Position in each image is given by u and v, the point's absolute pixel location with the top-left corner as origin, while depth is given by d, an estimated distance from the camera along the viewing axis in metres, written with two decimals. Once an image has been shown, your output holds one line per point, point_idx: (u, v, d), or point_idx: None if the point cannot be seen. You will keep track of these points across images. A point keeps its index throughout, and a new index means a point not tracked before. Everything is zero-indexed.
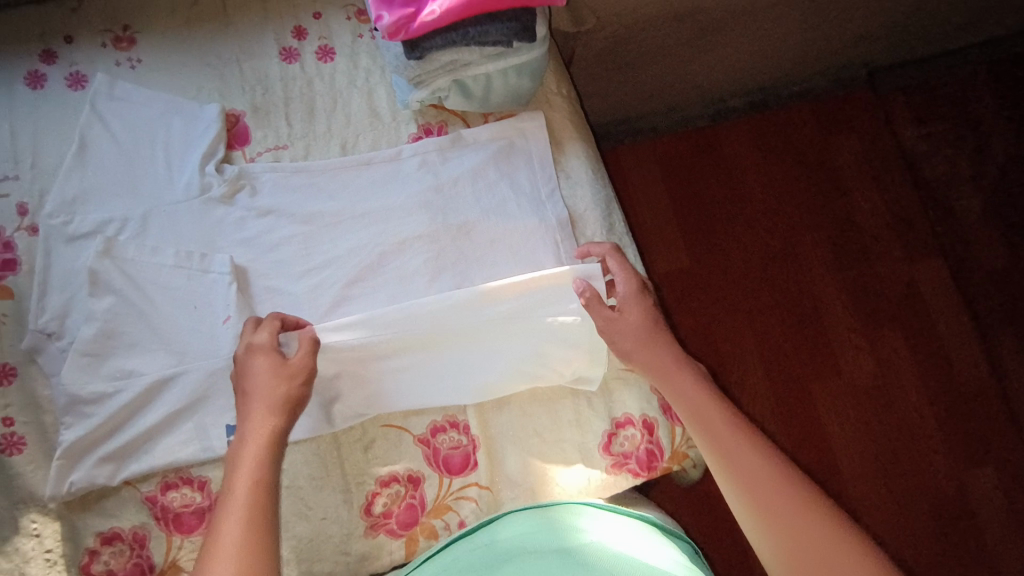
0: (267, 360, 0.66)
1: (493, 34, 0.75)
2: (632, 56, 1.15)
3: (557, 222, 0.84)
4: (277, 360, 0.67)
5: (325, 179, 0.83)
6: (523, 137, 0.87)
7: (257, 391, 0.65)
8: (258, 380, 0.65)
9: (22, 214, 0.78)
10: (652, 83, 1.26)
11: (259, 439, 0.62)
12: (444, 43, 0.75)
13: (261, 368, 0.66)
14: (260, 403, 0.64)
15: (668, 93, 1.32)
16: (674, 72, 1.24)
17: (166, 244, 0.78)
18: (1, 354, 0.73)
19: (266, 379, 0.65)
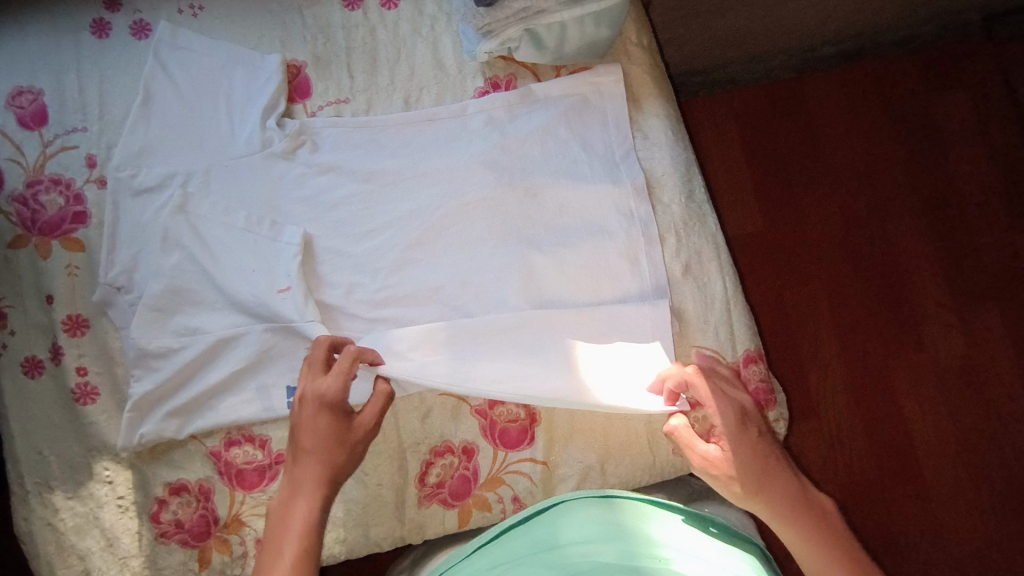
0: (329, 416, 0.63)
1: None
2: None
3: (632, 188, 0.78)
4: (337, 416, 0.63)
5: (387, 136, 0.79)
6: (598, 94, 0.81)
7: (313, 445, 0.62)
8: (318, 432, 0.62)
9: (91, 166, 0.78)
10: (739, 29, 1.14)
11: (306, 503, 0.61)
12: None
13: (320, 423, 0.62)
14: (311, 457, 0.62)
15: (755, 40, 1.20)
16: (765, 19, 1.13)
17: (228, 200, 0.76)
18: (75, 304, 0.75)
19: (324, 434, 0.62)
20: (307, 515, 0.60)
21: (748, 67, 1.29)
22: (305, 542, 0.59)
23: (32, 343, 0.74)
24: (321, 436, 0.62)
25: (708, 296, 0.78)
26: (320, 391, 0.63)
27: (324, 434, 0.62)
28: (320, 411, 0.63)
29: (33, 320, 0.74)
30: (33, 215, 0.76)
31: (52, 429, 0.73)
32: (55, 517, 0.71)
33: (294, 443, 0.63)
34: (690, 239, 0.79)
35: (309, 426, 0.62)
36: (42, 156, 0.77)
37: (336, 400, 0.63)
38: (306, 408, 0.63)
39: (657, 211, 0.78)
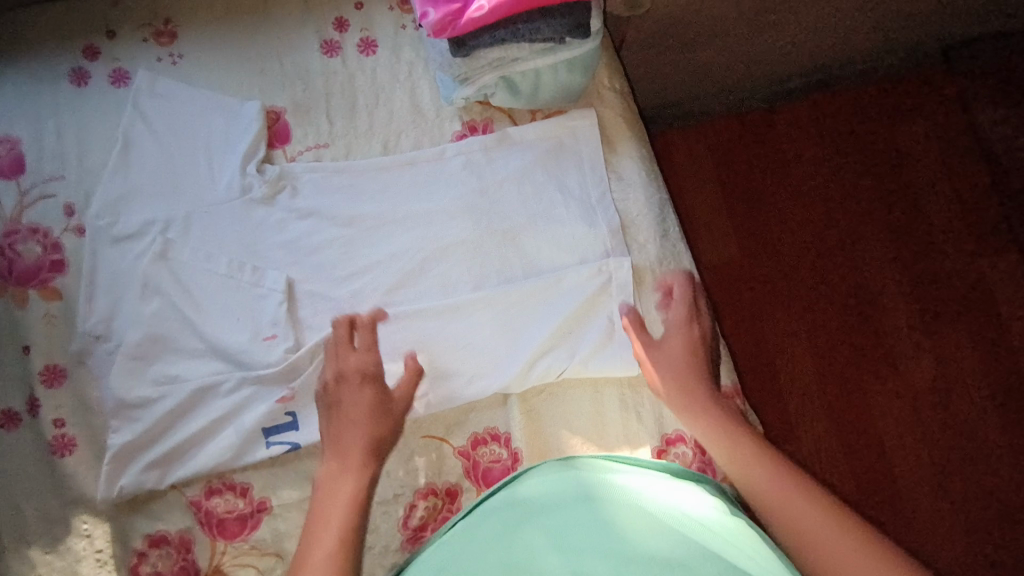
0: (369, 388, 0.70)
1: (545, 32, 0.71)
2: (688, 37, 1.07)
3: (608, 231, 0.79)
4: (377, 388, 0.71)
5: (366, 181, 0.80)
6: (573, 136, 0.82)
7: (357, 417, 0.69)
8: (360, 403, 0.69)
9: (69, 214, 0.78)
10: (708, 65, 1.18)
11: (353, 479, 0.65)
12: (492, 41, 0.72)
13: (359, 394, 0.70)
14: (358, 430, 0.68)
15: (725, 75, 1.23)
16: (732, 57, 1.17)
17: (209, 247, 0.78)
18: (53, 354, 0.75)
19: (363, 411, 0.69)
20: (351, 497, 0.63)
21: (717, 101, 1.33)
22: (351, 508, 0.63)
23: (8, 396, 0.74)
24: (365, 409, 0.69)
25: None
26: (357, 362, 0.72)
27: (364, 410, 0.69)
28: (362, 382, 0.71)
29: (10, 371, 0.74)
30: (10, 264, 0.76)
31: (27, 482, 0.72)
32: (33, 573, 0.70)
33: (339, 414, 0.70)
34: (668, 277, 0.79)
35: (351, 398, 0.70)
36: (19, 205, 0.78)
37: (372, 371, 0.72)
38: (348, 379, 0.71)
39: (632, 250, 0.79)
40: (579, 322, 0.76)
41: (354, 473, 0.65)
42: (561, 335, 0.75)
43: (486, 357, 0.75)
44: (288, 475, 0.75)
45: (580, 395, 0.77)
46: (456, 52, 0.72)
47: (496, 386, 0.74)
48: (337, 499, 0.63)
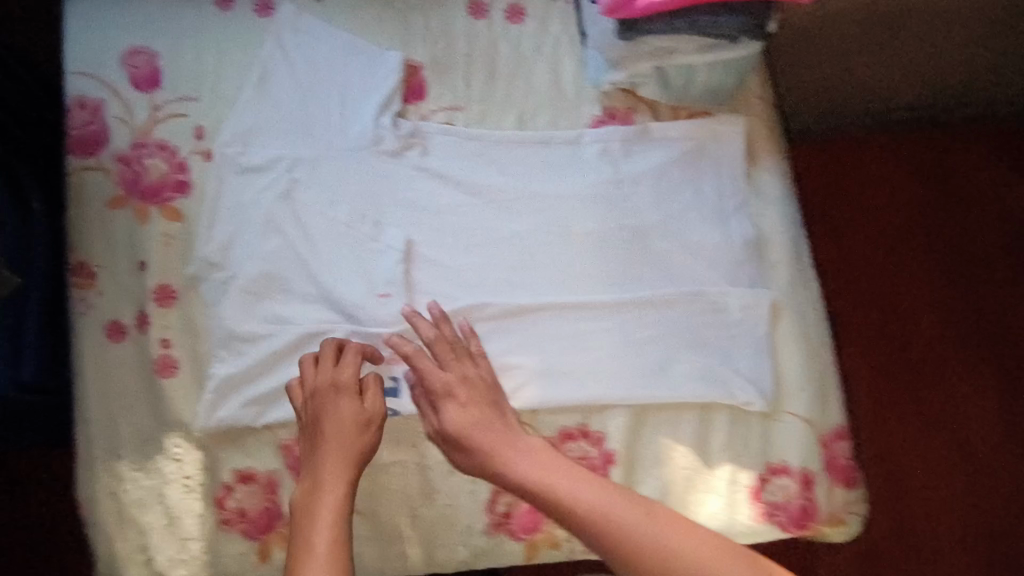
0: (349, 402, 0.68)
1: (723, 27, 0.65)
2: (840, 74, 0.98)
3: (741, 243, 0.77)
4: (357, 401, 0.69)
5: (499, 153, 0.78)
6: (716, 140, 0.79)
7: (328, 429, 0.66)
8: (335, 424, 0.67)
9: (199, 136, 0.77)
10: (848, 107, 1.09)
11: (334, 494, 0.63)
12: (665, 29, 0.66)
13: (343, 412, 0.67)
14: (330, 448, 0.65)
15: (862, 121, 1.14)
16: (874, 101, 1.08)
17: (333, 194, 0.77)
18: (168, 275, 0.75)
19: (338, 422, 0.67)
20: (335, 504, 0.62)
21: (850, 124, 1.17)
22: (339, 542, 0.59)
23: (119, 307, 0.74)
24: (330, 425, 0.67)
25: (811, 363, 0.76)
26: (341, 376, 0.69)
27: (336, 430, 0.67)
28: (344, 398, 0.68)
29: (122, 284, 0.75)
30: (135, 177, 0.76)
31: (128, 397, 0.73)
32: (119, 488, 0.71)
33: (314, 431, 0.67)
34: (795, 299, 0.77)
35: (330, 412, 0.67)
36: (151, 119, 0.77)
37: (354, 387, 0.69)
38: (321, 396, 0.68)
39: (763, 270, 0.77)
40: (704, 346, 0.76)
41: (337, 489, 0.63)
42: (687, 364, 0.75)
43: (603, 356, 0.76)
44: None
45: (690, 407, 0.75)
46: (622, 32, 0.67)
47: (611, 399, 0.75)
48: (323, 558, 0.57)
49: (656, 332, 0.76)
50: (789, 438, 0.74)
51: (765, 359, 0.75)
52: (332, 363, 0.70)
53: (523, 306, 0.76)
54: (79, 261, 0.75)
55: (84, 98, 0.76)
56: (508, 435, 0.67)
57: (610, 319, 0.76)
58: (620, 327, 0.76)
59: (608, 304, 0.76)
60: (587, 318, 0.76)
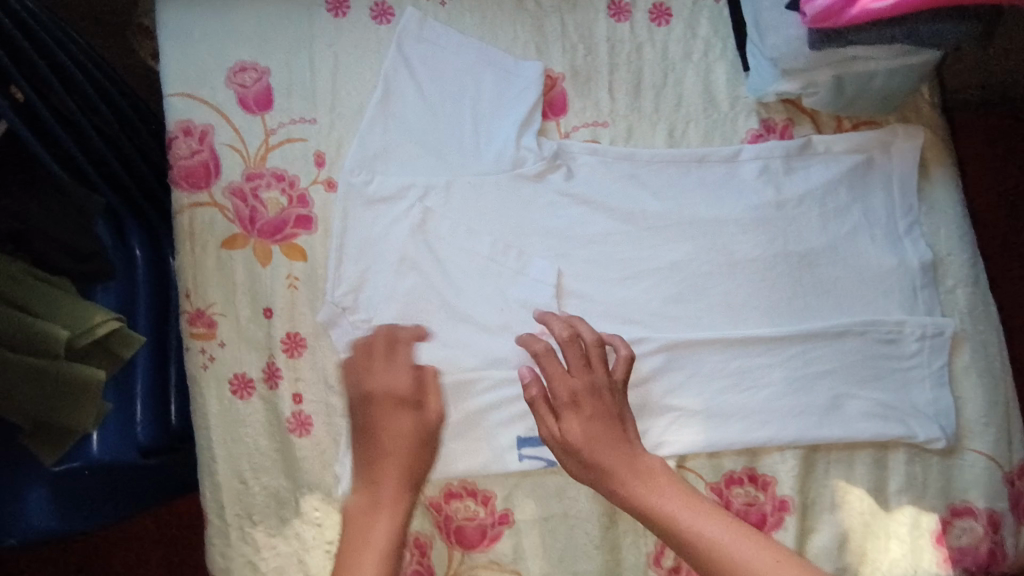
0: (409, 417, 0.60)
1: (946, 37, 0.58)
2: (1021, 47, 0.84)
3: (919, 267, 0.71)
4: (416, 413, 0.61)
5: (650, 174, 0.72)
6: (886, 153, 0.73)
7: (390, 449, 0.59)
8: (391, 417, 0.60)
9: (319, 165, 0.69)
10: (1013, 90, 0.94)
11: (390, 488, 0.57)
12: (877, 39, 0.58)
13: (390, 427, 0.59)
14: (393, 458, 0.58)
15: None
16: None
17: (471, 226, 0.70)
18: (295, 321, 0.68)
19: (407, 441, 0.59)
20: (387, 536, 0.55)
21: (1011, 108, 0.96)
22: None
23: (243, 359, 0.68)
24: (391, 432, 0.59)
25: (994, 395, 0.70)
26: (394, 382, 0.61)
27: (406, 467, 0.58)
28: (401, 409, 0.60)
29: (246, 333, 0.68)
30: (252, 214, 0.68)
31: (259, 457, 0.67)
32: (256, 556, 0.66)
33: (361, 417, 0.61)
34: (977, 327, 0.71)
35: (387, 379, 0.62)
36: (265, 146, 0.69)
37: (410, 395, 0.61)
38: (374, 401, 0.60)
39: (941, 297, 0.71)
40: (880, 379, 0.70)
41: (385, 515, 0.56)
42: (863, 401, 0.69)
43: (773, 396, 0.69)
44: (532, 488, 0.69)
45: (865, 446, 0.70)
46: (824, 43, 0.60)
47: (786, 441, 0.68)
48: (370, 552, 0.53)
49: (829, 367, 0.69)
50: (973, 477, 0.70)
51: (944, 393, 0.70)
52: (372, 369, 0.61)
53: (685, 343, 0.69)
54: (196, 310, 0.67)
55: (189, 125, 0.68)
56: (627, 455, 0.58)
57: (771, 352, 0.69)
58: (789, 362, 0.69)
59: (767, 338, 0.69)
60: (751, 354, 0.69)
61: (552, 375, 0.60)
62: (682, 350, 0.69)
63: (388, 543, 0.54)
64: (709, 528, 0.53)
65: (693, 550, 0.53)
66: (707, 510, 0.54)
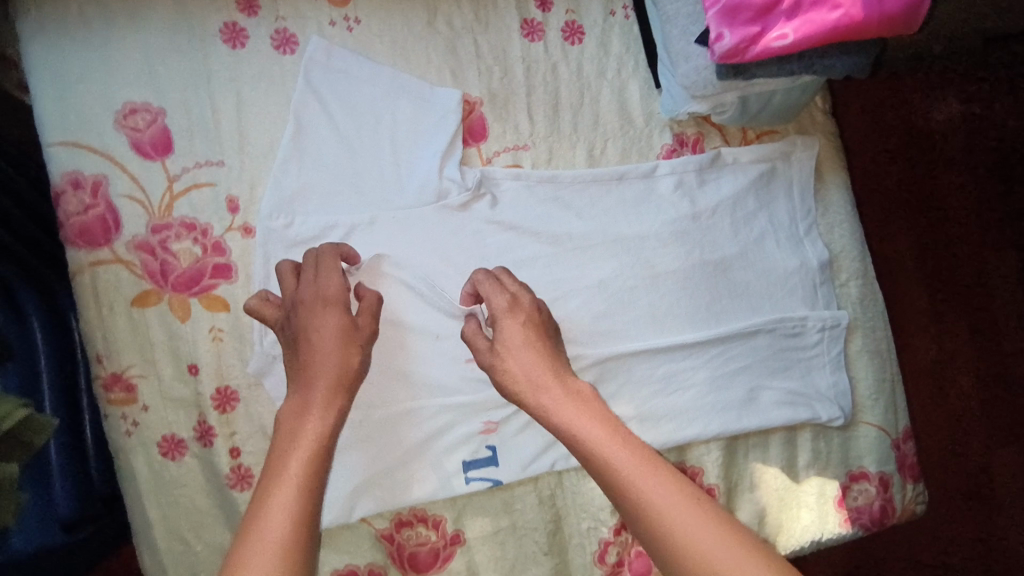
0: (342, 329, 0.58)
1: (837, 70, 0.62)
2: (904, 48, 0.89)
3: (818, 265, 0.77)
4: (347, 317, 0.59)
5: (573, 195, 0.73)
6: (786, 160, 0.78)
7: (319, 350, 0.57)
8: (327, 337, 0.57)
9: (233, 210, 0.66)
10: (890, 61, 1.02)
11: (320, 418, 0.54)
12: (778, 72, 0.62)
13: (323, 328, 0.58)
14: (322, 366, 0.56)
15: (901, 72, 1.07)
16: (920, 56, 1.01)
17: (399, 260, 0.69)
18: (225, 376, 0.65)
19: (335, 343, 0.58)
20: (315, 442, 0.52)
21: (847, 105, 1.10)
22: (315, 483, 0.50)
23: (171, 420, 0.64)
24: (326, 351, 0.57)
25: (881, 373, 0.80)
26: (324, 287, 0.60)
27: (333, 366, 0.57)
28: (326, 311, 0.59)
29: (172, 393, 0.64)
30: (163, 268, 0.64)
31: (201, 516, 0.65)
32: None
33: (297, 340, 0.58)
34: (866, 316, 0.79)
35: (323, 323, 0.58)
36: (170, 194, 0.65)
37: (341, 300, 0.60)
38: (307, 306, 0.59)
39: (837, 290, 0.79)
40: (788, 370, 0.77)
41: (318, 413, 0.54)
42: (774, 392, 0.76)
43: (697, 397, 0.74)
44: (481, 506, 0.72)
45: (777, 429, 0.78)
46: (730, 75, 0.62)
47: (711, 435, 0.74)
48: (284, 476, 0.49)
49: (744, 363, 0.75)
50: (866, 445, 0.79)
51: (842, 375, 0.78)
52: (299, 282, 0.61)
53: (617, 357, 0.72)
54: (112, 375, 0.63)
55: (78, 176, 0.63)
56: (556, 376, 0.59)
57: (692, 354, 0.74)
58: (709, 363, 0.75)
59: (688, 342, 0.74)
60: (671, 357, 0.74)
61: (497, 308, 0.63)
62: (612, 362, 0.73)
63: (318, 443, 0.52)
64: (619, 462, 0.51)
65: (598, 471, 0.52)
66: (622, 436, 0.53)
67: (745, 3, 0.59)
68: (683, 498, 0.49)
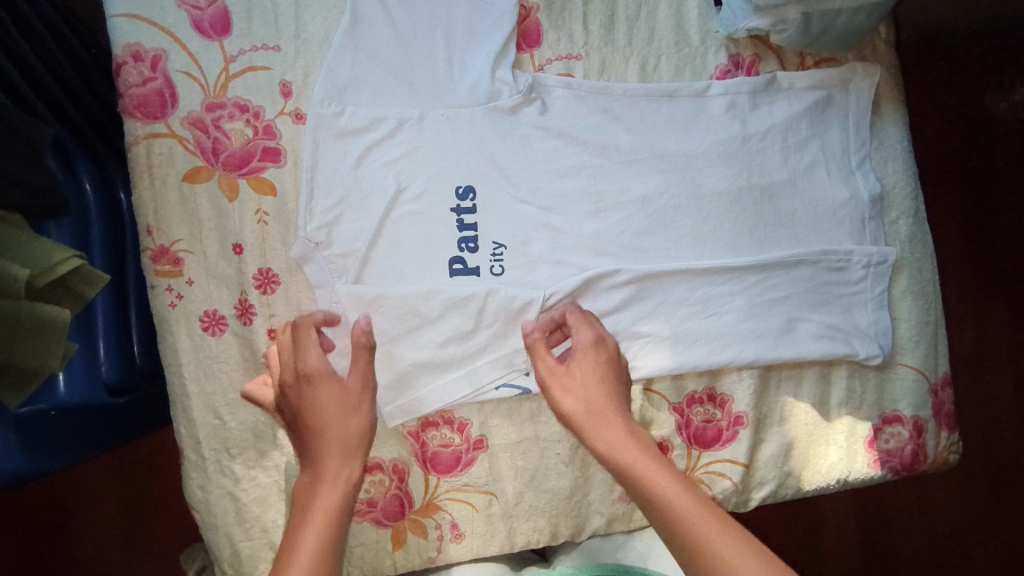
0: (338, 391, 0.54)
1: None
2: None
3: (868, 199, 0.76)
4: (340, 387, 0.54)
5: (622, 108, 0.72)
6: (844, 90, 0.76)
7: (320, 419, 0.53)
8: (325, 399, 0.54)
9: (286, 94, 0.67)
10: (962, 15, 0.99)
11: (338, 417, 0.53)
12: None
13: (324, 403, 0.53)
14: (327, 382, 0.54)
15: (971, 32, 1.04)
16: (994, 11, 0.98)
17: (445, 158, 0.69)
18: (267, 258, 0.66)
19: (335, 414, 0.53)
20: (343, 434, 0.52)
21: (907, 71, 1.08)
22: (328, 535, 0.46)
23: (213, 296, 0.66)
24: (332, 406, 0.53)
25: (925, 315, 0.77)
26: (306, 364, 0.55)
27: (334, 408, 0.53)
28: (317, 386, 0.54)
29: (216, 271, 0.66)
30: (215, 146, 0.65)
31: (234, 393, 0.66)
32: (235, 487, 0.66)
33: (294, 364, 0.56)
34: (914, 256, 0.77)
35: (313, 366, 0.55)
36: (226, 74, 0.66)
37: (325, 371, 0.55)
38: (309, 385, 0.54)
39: (885, 227, 0.77)
40: (828, 304, 0.75)
41: (333, 460, 0.51)
42: (815, 326, 0.74)
43: (733, 323, 0.73)
44: (507, 413, 0.72)
45: (812, 365, 0.76)
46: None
47: (745, 363, 0.72)
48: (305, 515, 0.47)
49: (784, 294, 0.74)
50: (902, 389, 0.77)
51: (884, 315, 0.76)
52: (293, 350, 0.57)
53: (657, 274, 0.72)
54: (160, 247, 0.65)
55: (139, 49, 0.64)
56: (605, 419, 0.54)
57: (731, 280, 0.73)
58: (748, 290, 0.73)
59: (728, 265, 0.72)
60: (709, 280, 0.73)
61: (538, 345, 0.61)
62: (650, 280, 0.72)
63: (348, 430, 0.53)
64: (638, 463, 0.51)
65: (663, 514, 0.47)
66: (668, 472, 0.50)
67: None
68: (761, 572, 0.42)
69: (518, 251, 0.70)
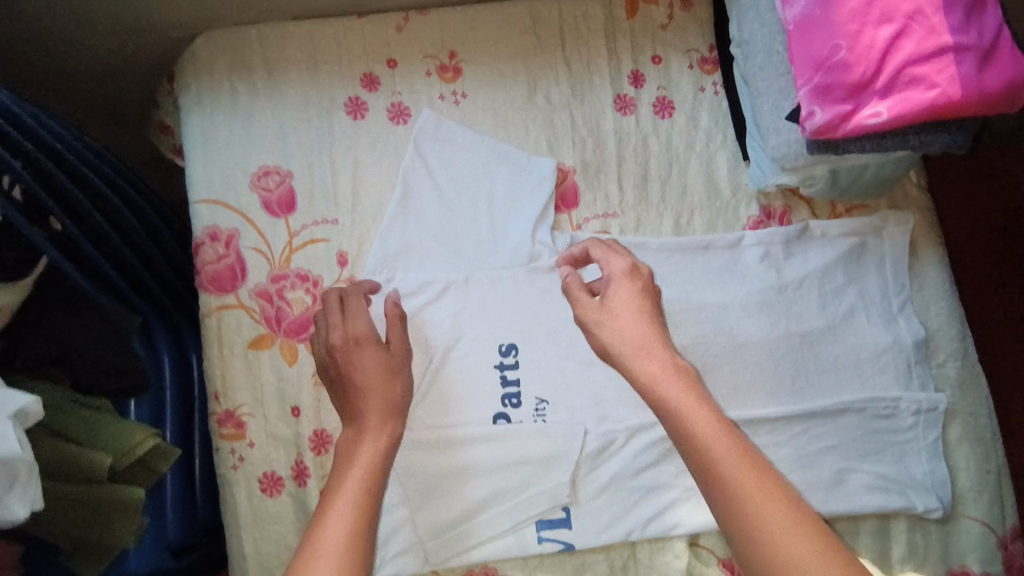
0: (374, 353, 0.59)
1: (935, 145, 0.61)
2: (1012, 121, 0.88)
3: (912, 344, 0.75)
4: (382, 350, 0.60)
5: (658, 262, 0.75)
6: (878, 236, 0.78)
7: (366, 385, 0.57)
8: (369, 374, 0.58)
9: (343, 264, 0.72)
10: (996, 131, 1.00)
11: (375, 378, 0.58)
12: (872, 149, 0.62)
13: (365, 364, 0.59)
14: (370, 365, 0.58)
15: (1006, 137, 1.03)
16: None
17: (490, 319, 0.72)
18: (320, 419, 0.70)
19: (376, 371, 0.58)
20: (378, 432, 0.55)
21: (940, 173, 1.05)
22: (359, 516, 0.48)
23: (272, 458, 0.69)
24: (367, 363, 0.59)
25: (985, 464, 0.75)
26: (353, 328, 0.60)
27: (375, 369, 0.58)
28: (366, 347, 0.59)
29: (275, 432, 0.69)
30: (278, 314, 0.70)
31: (287, 553, 0.68)
32: None
33: (339, 329, 0.61)
34: (966, 401, 0.76)
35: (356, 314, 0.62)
36: (289, 248, 0.72)
37: (370, 334, 0.60)
38: (347, 345, 0.59)
39: (932, 371, 0.76)
40: (879, 453, 0.73)
41: (373, 436, 0.54)
42: (866, 477, 0.73)
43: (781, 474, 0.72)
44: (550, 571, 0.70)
45: (868, 517, 0.73)
46: (822, 150, 0.63)
47: None
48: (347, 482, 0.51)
49: (832, 442, 0.73)
50: (967, 542, 0.74)
51: (940, 463, 0.74)
52: (339, 313, 0.62)
53: None
54: (226, 410, 0.69)
55: (215, 230, 0.71)
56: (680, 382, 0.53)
57: (776, 429, 0.73)
58: (795, 439, 0.73)
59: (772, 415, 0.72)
60: (752, 430, 0.72)
61: (614, 275, 0.60)
62: None
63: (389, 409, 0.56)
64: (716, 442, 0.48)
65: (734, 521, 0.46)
66: (760, 474, 0.47)
67: (837, 82, 0.59)
68: (793, 523, 0.44)
69: (560, 406, 0.72)
